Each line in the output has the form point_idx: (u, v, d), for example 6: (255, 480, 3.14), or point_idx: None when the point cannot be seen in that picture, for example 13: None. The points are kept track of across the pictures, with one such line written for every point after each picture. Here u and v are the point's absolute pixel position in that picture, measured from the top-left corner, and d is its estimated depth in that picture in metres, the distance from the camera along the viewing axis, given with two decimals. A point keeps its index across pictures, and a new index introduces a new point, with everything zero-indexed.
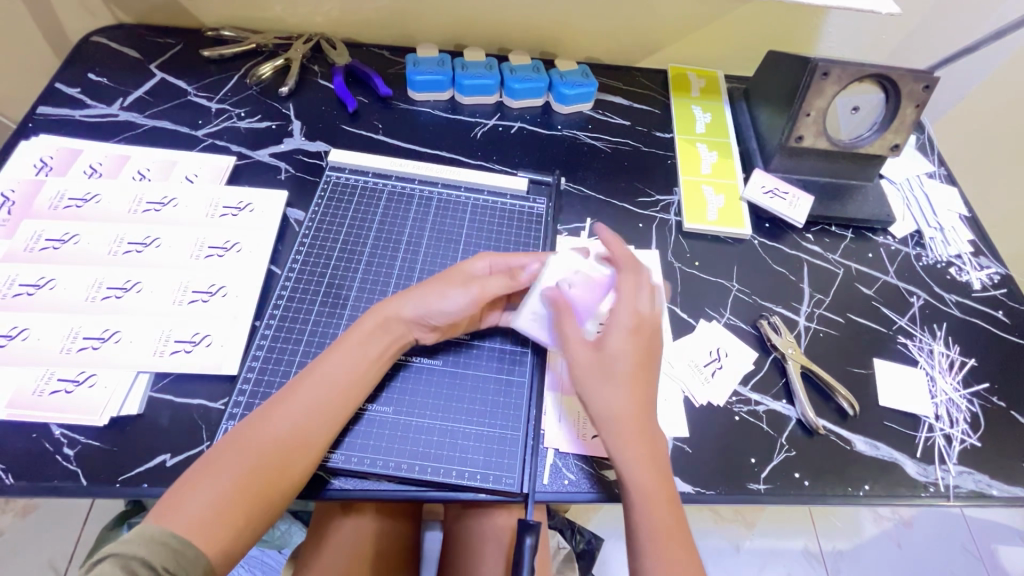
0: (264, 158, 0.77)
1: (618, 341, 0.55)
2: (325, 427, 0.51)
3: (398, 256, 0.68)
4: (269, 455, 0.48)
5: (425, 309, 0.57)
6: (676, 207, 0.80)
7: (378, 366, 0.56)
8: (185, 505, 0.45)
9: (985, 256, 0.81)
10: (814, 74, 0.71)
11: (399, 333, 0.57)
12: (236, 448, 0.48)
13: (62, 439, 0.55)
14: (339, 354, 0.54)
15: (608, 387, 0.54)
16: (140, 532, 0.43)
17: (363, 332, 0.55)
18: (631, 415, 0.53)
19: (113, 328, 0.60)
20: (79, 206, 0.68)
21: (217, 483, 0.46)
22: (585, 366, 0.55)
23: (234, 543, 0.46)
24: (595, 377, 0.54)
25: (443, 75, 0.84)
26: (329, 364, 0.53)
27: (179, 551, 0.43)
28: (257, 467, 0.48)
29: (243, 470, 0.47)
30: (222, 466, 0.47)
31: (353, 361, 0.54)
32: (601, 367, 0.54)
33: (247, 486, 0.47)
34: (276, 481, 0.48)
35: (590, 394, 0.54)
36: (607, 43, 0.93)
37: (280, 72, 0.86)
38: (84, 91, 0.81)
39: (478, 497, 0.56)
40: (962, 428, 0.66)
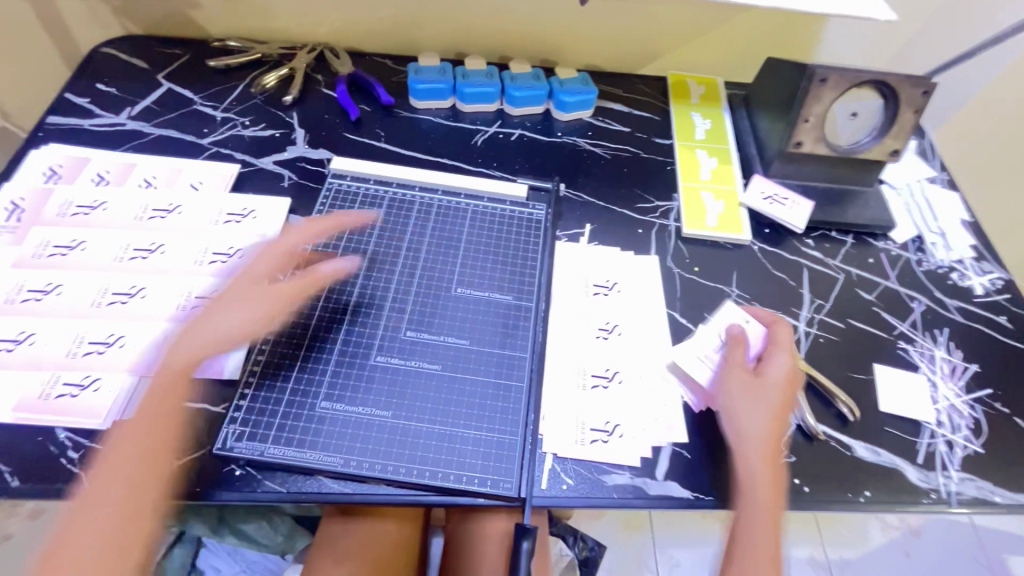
0: (268, 165, 0.78)
1: (777, 373, 0.61)
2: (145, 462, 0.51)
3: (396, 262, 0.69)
4: (153, 450, 0.52)
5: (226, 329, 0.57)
6: (676, 212, 0.80)
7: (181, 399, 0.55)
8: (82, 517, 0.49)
9: (987, 261, 0.80)
10: (812, 80, 0.72)
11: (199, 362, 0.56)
12: (103, 485, 0.50)
13: (66, 443, 0.55)
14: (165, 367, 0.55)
15: (767, 420, 0.59)
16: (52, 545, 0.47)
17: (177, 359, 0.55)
18: (766, 436, 0.58)
19: (117, 333, 0.61)
20: (86, 214, 0.70)
21: (88, 523, 0.48)
22: (766, 397, 0.60)
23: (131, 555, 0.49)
24: (772, 406, 0.59)
25: (444, 83, 0.85)
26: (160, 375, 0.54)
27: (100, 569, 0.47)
28: (121, 502, 0.50)
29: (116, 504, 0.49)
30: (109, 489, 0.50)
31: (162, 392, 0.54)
32: (763, 390, 0.60)
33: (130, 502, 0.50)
34: (142, 517, 0.50)
35: (744, 415, 0.59)
36: (607, 51, 0.94)
37: (285, 81, 0.87)
38: (93, 101, 0.82)
39: (477, 502, 0.56)
40: (965, 434, 0.65)
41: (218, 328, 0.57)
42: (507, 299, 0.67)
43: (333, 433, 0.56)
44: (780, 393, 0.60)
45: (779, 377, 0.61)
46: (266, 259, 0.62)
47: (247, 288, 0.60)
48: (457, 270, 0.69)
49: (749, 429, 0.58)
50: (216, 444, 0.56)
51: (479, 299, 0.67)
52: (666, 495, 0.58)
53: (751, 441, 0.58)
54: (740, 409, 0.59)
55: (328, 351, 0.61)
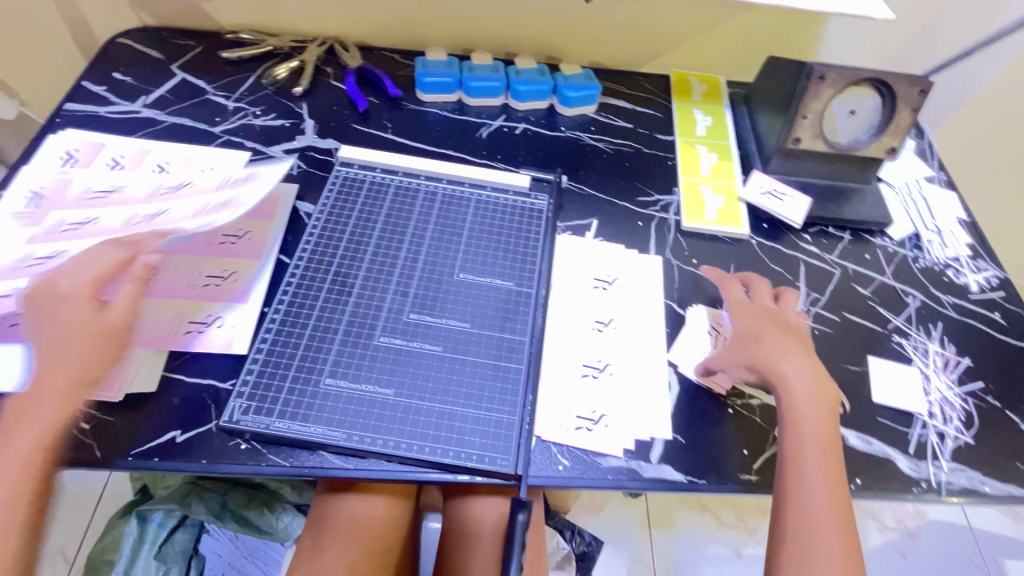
0: (277, 154, 0.80)
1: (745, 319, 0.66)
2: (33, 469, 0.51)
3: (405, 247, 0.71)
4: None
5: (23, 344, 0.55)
6: (675, 206, 0.82)
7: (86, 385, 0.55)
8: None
9: (982, 260, 0.81)
10: (810, 78, 0.73)
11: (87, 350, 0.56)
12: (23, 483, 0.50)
13: (78, 414, 0.57)
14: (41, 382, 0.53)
15: (791, 348, 0.62)
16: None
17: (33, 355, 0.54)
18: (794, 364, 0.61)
19: None
20: (101, 195, 0.72)
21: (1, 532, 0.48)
22: (770, 333, 0.64)
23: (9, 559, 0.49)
24: (783, 336, 0.64)
25: (450, 77, 0.87)
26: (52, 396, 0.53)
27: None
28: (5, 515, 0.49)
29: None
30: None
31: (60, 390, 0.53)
32: (760, 330, 0.64)
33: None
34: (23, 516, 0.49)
35: (767, 352, 0.62)
36: (611, 48, 0.95)
37: (295, 73, 0.90)
38: (109, 89, 0.85)
39: (475, 480, 0.57)
40: (956, 426, 0.66)
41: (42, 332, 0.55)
42: (508, 285, 0.69)
43: (336, 409, 0.58)
44: (775, 328, 0.65)
45: (757, 318, 0.66)
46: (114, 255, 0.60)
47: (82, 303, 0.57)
48: (459, 257, 0.71)
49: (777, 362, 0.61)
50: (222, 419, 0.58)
51: (481, 284, 0.69)
52: (659, 478, 0.60)
53: (789, 366, 0.61)
54: (758, 351, 0.63)
55: (334, 330, 0.63)
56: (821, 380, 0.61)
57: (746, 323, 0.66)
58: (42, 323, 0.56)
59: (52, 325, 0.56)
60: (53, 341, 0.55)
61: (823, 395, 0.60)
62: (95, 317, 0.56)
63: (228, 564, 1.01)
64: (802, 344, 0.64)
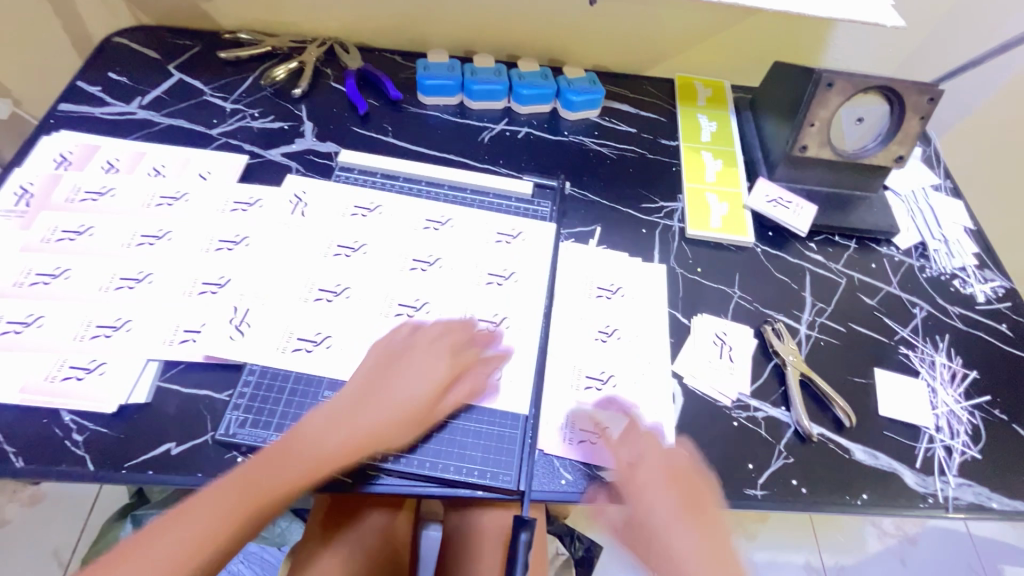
0: (276, 157, 0.79)
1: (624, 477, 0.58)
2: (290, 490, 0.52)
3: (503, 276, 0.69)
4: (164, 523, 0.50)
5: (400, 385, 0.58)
6: (680, 213, 0.81)
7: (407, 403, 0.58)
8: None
9: (990, 270, 0.80)
10: (818, 85, 0.72)
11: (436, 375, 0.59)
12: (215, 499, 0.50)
13: (71, 425, 0.56)
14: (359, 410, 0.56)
15: (673, 515, 0.56)
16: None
17: (389, 382, 0.58)
18: (676, 535, 0.56)
19: (124, 317, 0.62)
20: (95, 199, 0.70)
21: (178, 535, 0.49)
22: (651, 495, 0.57)
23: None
24: (666, 497, 0.57)
25: (451, 80, 0.86)
26: (321, 443, 0.54)
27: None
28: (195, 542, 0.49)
29: (181, 547, 0.48)
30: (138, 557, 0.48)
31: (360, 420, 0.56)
32: (639, 493, 0.57)
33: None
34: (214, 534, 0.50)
35: (648, 524, 0.57)
36: (615, 51, 0.94)
37: (294, 75, 0.88)
38: (105, 89, 0.83)
39: (476, 494, 0.57)
40: (963, 440, 0.65)
41: (379, 364, 0.60)
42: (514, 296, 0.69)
43: None
44: (656, 487, 0.57)
45: (637, 472, 0.58)
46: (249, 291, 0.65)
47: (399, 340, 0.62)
48: (458, 267, 0.70)
49: (660, 534, 0.56)
50: (219, 432, 0.57)
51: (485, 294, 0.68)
52: None
53: (671, 540, 0.56)
54: (641, 521, 0.57)
55: (330, 343, 0.62)
56: (705, 543, 0.56)
57: (624, 481, 0.58)
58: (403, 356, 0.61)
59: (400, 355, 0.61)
60: (414, 368, 0.59)
61: (713, 558, 0.55)
62: (409, 346, 0.61)
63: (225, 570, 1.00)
64: (684, 501, 0.57)
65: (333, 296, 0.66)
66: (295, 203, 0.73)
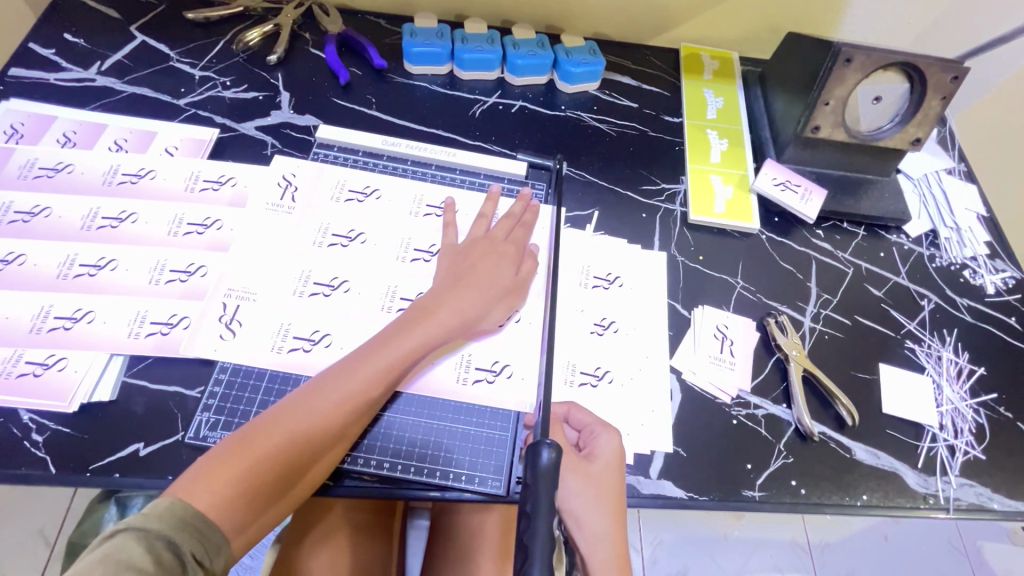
0: (249, 131, 0.73)
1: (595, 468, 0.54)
2: (354, 415, 0.51)
3: (529, 201, 0.69)
4: (245, 434, 0.48)
5: (459, 303, 0.58)
6: (682, 196, 0.76)
7: (465, 321, 0.58)
8: (212, 481, 0.45)
9: (1001, 260, 0.77)
10: (836, 59, 0.67)
11: (493, 297, 0.60)
12: (279, 422, 0.49)
13: (30, 425, 0.52)
14: (421, 327, 0.55)
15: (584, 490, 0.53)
16: (163, 507, 0.43)
17: (450, 302, 0.57)
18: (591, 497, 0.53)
19: (85, 308, 0.57)
20: (51, 176, 0.65)
21: (243, 463, 0.46)
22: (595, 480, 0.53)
23: (253, 532, 0.47)
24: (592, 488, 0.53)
25: (440, 47, 0.79)
26: (380, 358, 0.53)
27: (205, 536, 0.43)
28: (261, 468, 0.47)
29: (246, 473, 0.46)
30: (226, 467, 0.46)
31: (424, 337, 0.55)
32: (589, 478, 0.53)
33: (253, 485, 0.46)
34: (280, 463, 0.47)
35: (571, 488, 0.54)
36: (617, 19, 0.87)
37: (269, 39, 0.81)
38: (59, 52, 0.76)
39: (464, 497, 0.55)
40: (967, 439, 0.63)
41: (439, 287, 0.59)
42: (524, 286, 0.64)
43: None
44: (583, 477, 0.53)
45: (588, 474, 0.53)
46: (270, 248, 0.63)
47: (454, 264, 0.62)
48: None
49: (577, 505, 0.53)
50: (190, 432, 0.53)
51: None
52: (659, 494, 0.57)
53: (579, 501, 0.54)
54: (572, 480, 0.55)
55: (317, 350, 0.58)
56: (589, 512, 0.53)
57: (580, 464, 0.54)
58: (462, 278, 0.60)
59: (461, 279, 0.60)
60: (471, 289, 0.59)
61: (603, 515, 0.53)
62: (465, 268, 0.61)
63: None
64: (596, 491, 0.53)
65: (364, 253, 0.65)
66: (284, 186, 0.68)
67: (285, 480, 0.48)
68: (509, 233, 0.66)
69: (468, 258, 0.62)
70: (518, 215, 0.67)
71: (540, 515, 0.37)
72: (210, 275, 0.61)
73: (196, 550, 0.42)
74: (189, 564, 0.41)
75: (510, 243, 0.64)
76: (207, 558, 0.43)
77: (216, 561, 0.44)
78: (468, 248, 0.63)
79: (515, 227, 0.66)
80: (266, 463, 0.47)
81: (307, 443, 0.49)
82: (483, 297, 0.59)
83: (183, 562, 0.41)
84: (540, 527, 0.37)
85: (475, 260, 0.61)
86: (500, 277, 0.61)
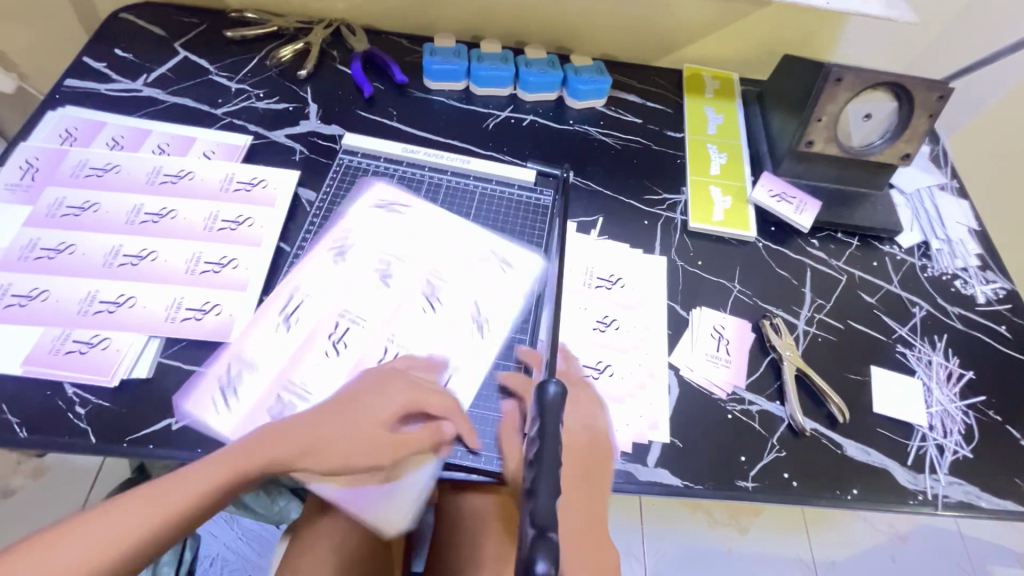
0: (280, 138, 0.79)
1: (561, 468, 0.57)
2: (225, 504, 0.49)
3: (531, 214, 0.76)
4: (111, 504, 0.46)
5: (371, 415, 0.54)
6: (683, 206, 0.81)
7: (370, 428, 0.54)
8: (54, 549, 0.43)
9: (991, 271, 0.80)
10: (827, 79, 0.72)
11: (411, 409, 0.56)
12: (141, 504, 0.46)
13: (74, 398, 0.57)
14: (319, 431, 0.52)
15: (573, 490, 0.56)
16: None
17: (359, 407, 0.54)
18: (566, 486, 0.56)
19: (128, 294, 0.62)
20: (100, 175, 0.71)
21: (94, 538, 0.45)
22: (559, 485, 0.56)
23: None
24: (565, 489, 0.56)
25: (458, 65, 0.85)
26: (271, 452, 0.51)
27: None
28: (100, 552, 0.44)
29: (92, 548, 0.44)
30: (72, 542, 0.44)
31: (330, 434, 0.53)
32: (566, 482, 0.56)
33: (100, 562, 0.44)
34: (124, 545, 0.45)
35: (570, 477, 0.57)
36: (624, 40, 0.93)
37: (300, 56, 0.88)
38: (110, 66, 0.83)
39: (471, 476, 0.58)
40: (955, 439, 0.66)
41: (348, 392, 0.56)
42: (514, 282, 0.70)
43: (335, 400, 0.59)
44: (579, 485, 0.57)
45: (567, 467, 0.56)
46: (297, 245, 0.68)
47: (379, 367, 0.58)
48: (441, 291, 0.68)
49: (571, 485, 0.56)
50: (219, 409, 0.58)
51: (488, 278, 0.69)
52: (655, 481, 0.60)
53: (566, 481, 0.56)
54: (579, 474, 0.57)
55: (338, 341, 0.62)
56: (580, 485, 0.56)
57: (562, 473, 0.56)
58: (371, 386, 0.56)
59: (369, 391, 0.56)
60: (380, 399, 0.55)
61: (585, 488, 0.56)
62: (379, 379, 0.57)
63: (221, 544, 1.11)
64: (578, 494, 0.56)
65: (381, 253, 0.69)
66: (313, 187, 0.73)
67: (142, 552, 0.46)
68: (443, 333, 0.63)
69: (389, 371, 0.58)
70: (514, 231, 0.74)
71: (548, 462, 0.39)
72: (241, 267, 0.66)
73: None
74: None
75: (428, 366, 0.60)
76: None
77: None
78: (391, 365, 0.59)
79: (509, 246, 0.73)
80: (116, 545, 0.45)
81: (167, 527, 0.46)
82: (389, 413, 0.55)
83: None
84: (542, 502, 0.37)
85: (387, 380, 0.57)
86: (423, 398, 0.56)
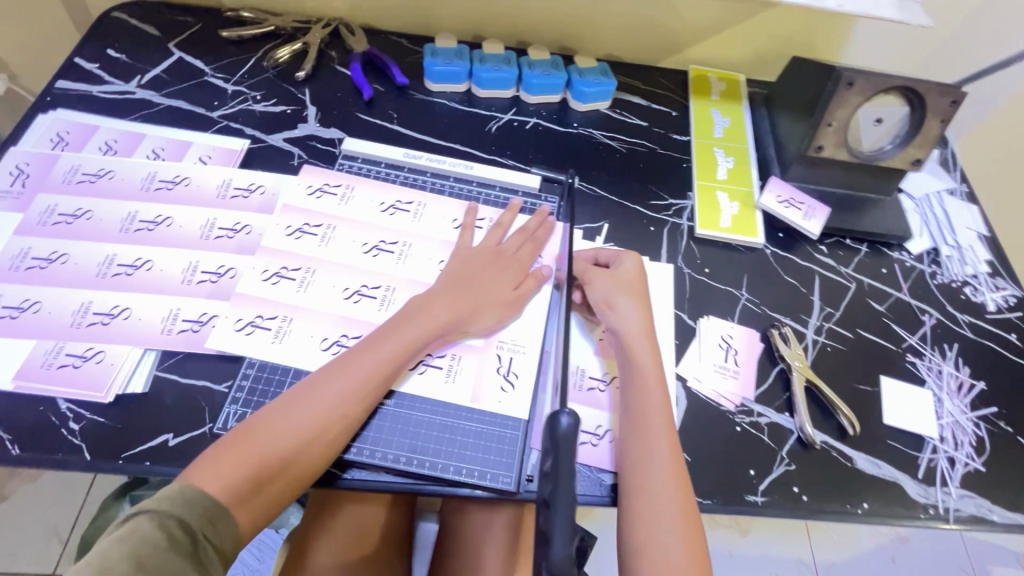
0: (278, 142, 0.77)
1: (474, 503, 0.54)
2: (348, 412, 0.53)
3: (545, 217, 0.73)
4: (245, 430, 0.51)
5: (459, 300, 0.62)
6: (689, 211, 0.79)
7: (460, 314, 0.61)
8: (214, 467, 0.48)
9: (1002, 278, 0.79)
10: (838, 83, 0.70)
11: (498, 298, 0.64)
12: (281, 417, 0.51)
13: (68, 413, 0.55)
14: (414, 321, 0.59)
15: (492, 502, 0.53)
16: (173, 491, 0.46)
17: (443, 298, 0.61)
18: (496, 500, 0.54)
19: (122, 305, 0.61)
20: (93, 182, 0.69)
21: (252, 452, 0.49)
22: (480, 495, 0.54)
23: (255, 516, 0.49)
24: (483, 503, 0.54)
25: (459, 66, 0.83)
26: (372, 357, 0.56)
27: (213, 519, 0.46)
28: (256, 463, 0.49)
29: (249, 463, 0.49)
30: (226, 460, 0.48)
31: (423, 328, 0.59)
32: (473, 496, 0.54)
33: (256, 476, 0.49)
34: (275, 456, 0.50)
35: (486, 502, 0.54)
36: (628, 41, 0.91)
37: (298, 57, 0.86)
38: (102, 67, 0.81)
39: (475, 493, 0.57)
40: (966, 451, 0.65)
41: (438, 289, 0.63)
42: None
43: None
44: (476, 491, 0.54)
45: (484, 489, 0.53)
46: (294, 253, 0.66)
47: (466, 265, 0.65)
48: None
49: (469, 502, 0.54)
50: (218, 425, 0.56)
51: None
52: None
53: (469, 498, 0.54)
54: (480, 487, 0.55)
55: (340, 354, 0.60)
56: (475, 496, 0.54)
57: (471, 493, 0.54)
58: (462, 281, 0.63)
59: (468, 280, 0.64)
60: (472, 290, 0.63)
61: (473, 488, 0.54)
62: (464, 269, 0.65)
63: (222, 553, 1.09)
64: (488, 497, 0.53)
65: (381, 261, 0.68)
66: (312, 192, 0.72)
67: (297, 468, 0.50)
68: (519, 247, 0.69)
69: (472, 259, 0.66)
70: (531, 230, 0.71)
71: (560, 507, 0.39)
72: (239, 276, 0.64)
73: (205, 525, 0.46)
74: (199, 542, 0.45)
75: (516, 258, 0.68)
76: (216, 538, 0.46)
77: (227, 543, 0.47)
78: (475, 254, 0.67)
79: (525, 241, 0.70)
80: (265, 456, 0.49)
81: (309, 435, 0.51)
82: (483, 303, 0.63)
83: (192, 540, 0.45)
84: (557, 550, 0.37)
85: (475, 273, 0.65)
86: (500, 290, 0.64)
